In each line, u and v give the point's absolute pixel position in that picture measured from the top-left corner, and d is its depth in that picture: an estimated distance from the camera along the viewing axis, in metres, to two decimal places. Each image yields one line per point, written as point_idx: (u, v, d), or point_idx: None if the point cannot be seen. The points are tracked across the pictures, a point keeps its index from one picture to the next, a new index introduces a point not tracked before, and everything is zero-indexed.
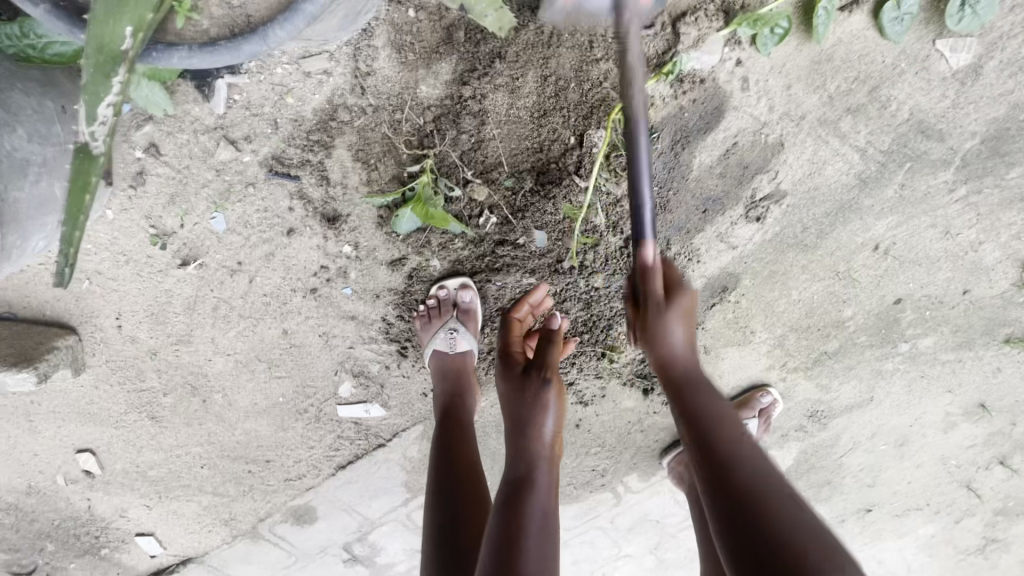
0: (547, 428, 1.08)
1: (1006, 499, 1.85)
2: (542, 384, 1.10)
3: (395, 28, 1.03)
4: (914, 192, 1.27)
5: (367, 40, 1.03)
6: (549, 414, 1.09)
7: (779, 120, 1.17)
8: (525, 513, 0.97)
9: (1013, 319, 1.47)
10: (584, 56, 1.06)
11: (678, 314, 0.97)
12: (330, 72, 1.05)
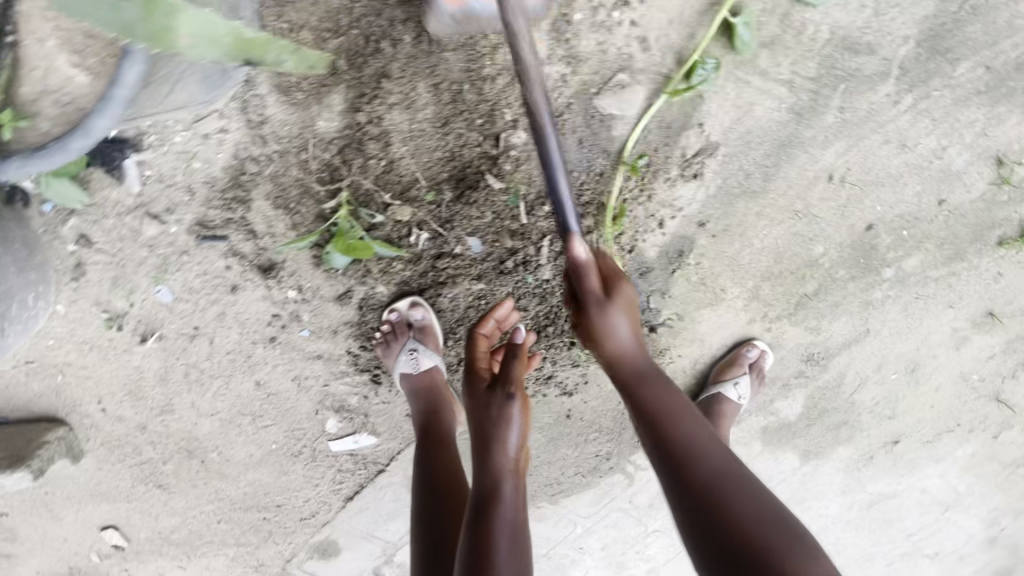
0: (513, 444, 1.08)
1: None
2: (507, 400, 1.10)
3: (276, 72, 1.01)
4: (856, 113, 1.19)
5: (253, 90, 1.03)
6: (513, 431, 1.08)
7: (692, 70, 1.11)
8: (499, 534, 0.97)
9: (1001, 219, 1.38)
10: (471, 55, 1.04)
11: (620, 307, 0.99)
12: (227, 129, 1.06)
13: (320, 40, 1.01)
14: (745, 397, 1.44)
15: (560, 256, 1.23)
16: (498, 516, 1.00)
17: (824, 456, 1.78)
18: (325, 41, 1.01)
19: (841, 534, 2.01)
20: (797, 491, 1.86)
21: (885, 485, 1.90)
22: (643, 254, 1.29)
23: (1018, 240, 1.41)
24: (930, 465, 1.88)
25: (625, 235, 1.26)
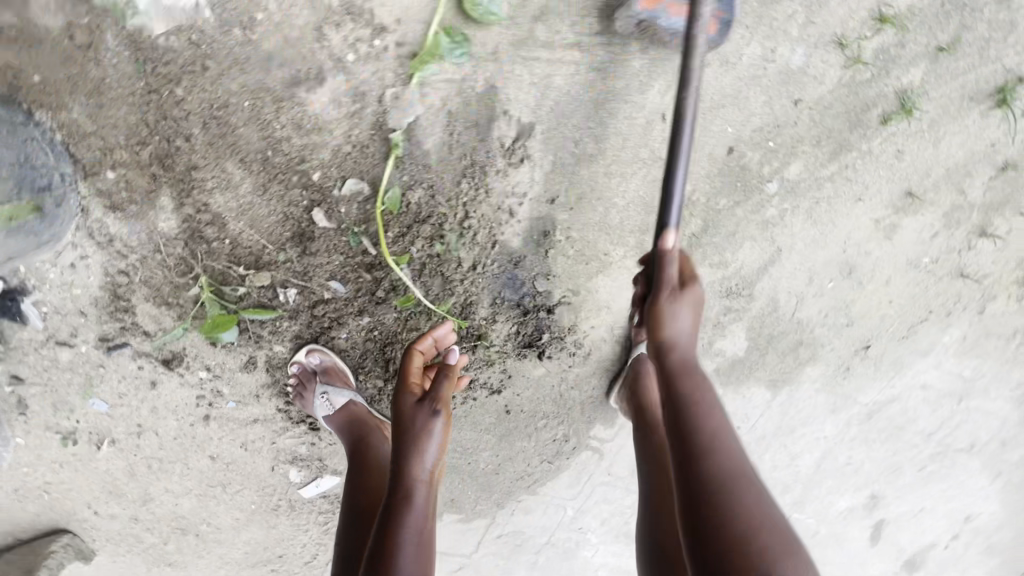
0: (427, 462, 1.09)
1: (1016, 266, 1.62)
2: (430, 418, 1.11)
3: (103, 194, 1.13)
4: (659, 49, 1.16)
5: (92, 216, 1.14)
6: (432, 447, 1.10)
7: (475, 66, 1.13)
8: (400, 548, 1.00)
9: (874, 97, 1.29)
10: (261, 123, 1.10)
11: (688, 301, 0.99)
12: (86, 255, 1.18)
13: (128, 154, 1.10)
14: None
15: (425, 273, 1.28)
16: (405, 526, 1.02)
17: (796, 379, 1.72)
18: (135, 155, 1.11)
19: (851, 450, 1.93)
20: (783, 420, 1.80)
21: (878, 391, 1.81)
22: (507, 245, 1.32)
23: (902, 113, 1.31)
24: (920, 359, 1.76)
25: (482, 234, 1.29)
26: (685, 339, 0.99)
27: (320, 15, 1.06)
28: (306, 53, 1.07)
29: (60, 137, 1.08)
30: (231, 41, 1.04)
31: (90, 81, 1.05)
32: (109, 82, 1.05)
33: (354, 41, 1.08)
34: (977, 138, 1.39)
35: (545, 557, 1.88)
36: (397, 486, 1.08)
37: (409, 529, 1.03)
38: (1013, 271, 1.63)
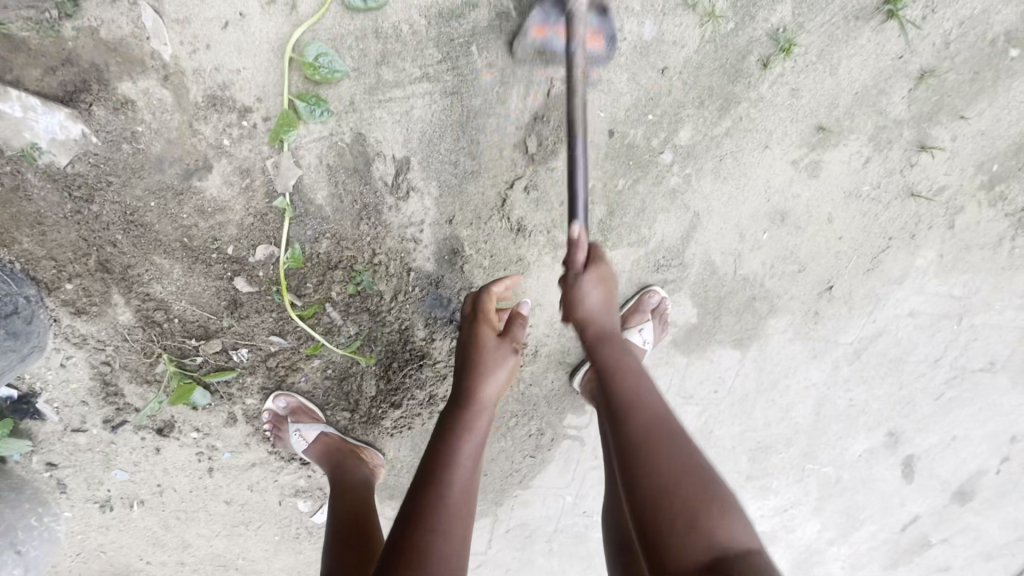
0: (494, 389, 1.18)
1: (971, 171, 1.51)
2: (507, 353, 1.22)
3: (66, 303, 1.32)
4: (505, 59, 1.21)
5: (63, 323, 1.34)
6: (500, 376, 1.19)
7: (339, 120, 1.22)
8: (457, 474, 1.04)
9: (745, 46, 1.27)
10: (172, 216, 1.25)
11: (593, 281, 1.13)
12: (70, 355, 1.38)
13: (75, 268, 1.28)
14: (650, 341, 1.51)
15: (351, 312, 1.39)
16: (462, 453, 1.07)
17: (763, 333, 1.69)
18: (80, 267, 1.28)
19: (849, 391, 1.85)
20: (764, 375, 1.77)
21: (860, 327, 1.73)
22: (423, 269, 1.40)
23: (781, 53, 1.27)
24: (896, 287, 1.67)
25: (395, 265, 1.38)
26: (597, 311, 1.13)
27: (189, 112, 1.18)
28: (189, 147, 1.20)
29: (19, 265, 1.26)
30: (123, 154, 1.18)
31: (27, 214, 1.22)
32: (42, 211, 1.22)
33: (226, 127, 1.20)
34: (876, 56, 1.33)
35: (559, 546, 1.93)
36: (468, 412, 1.14)
37: (470, 456, 1.08)
38: (971, 177, 1.52)
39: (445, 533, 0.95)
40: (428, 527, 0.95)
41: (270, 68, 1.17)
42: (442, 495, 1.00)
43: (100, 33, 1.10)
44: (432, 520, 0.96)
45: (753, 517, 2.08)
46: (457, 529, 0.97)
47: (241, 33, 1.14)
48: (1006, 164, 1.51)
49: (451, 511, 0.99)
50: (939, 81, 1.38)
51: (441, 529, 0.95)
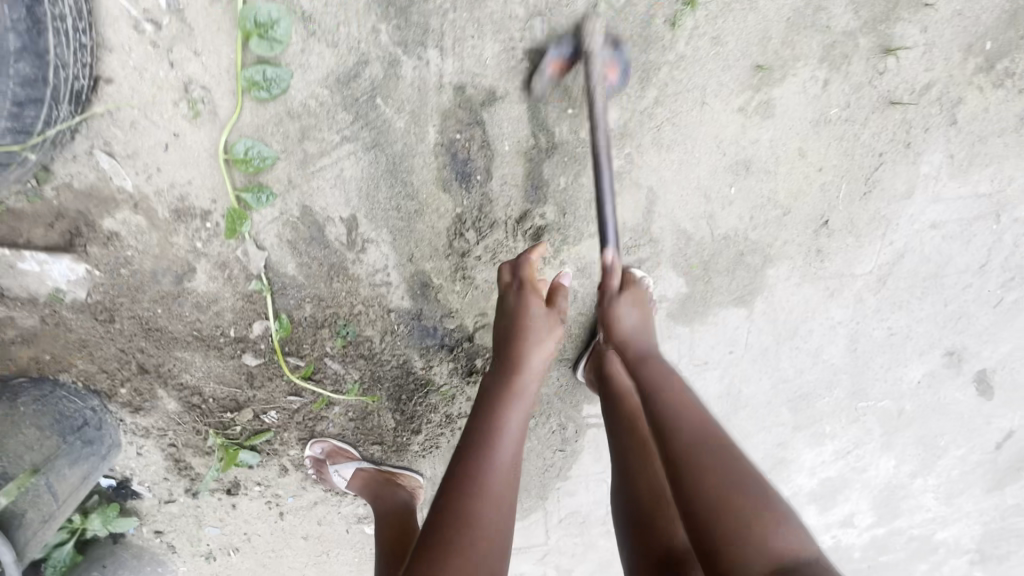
0: (531, 380, 1.20)
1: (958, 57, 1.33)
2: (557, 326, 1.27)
3: (125, 404, 1.56)
4: (411, 101, 1.24)
5: (128, 419, 1.58)
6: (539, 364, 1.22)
7: (284, 199, 1.33)
8: (503, 446, 1.07)
9: (646, 12, 1.21)
10: (178, 316, 1.44)
11: (629, 299, 1.30)
12: (140, 445, 1.63)
13: (122, 374, 1.52)
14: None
15: (350, 360, 1.52)
16: (502, 447, 1.07)
17: (765, 285, 1.61)
18: (125, 373, 1.51)
19: (885, 320, 1.71)
20: (780, 325, 1.68)
21: (876, 253, 1.59)
22: (402, 307, 1.49)
23: (686, 7, 1.21)
24: (907, 202, 1.51)
25: (374, 310, 1.48)
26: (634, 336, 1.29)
27: (160, 227, 1.34)
28: (172, 256, 1.37)
29: (81, 382, 1.52)
30: (124, 277, 1.38)
31: (74, 341, 1.46)
32: (83, 337, 1.45)
33: (195, 232, 1.35)
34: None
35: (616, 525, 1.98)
36: (508, 386, 1.17)
37: (514, 430, 1.11)
38: (961, 64, 1.33)
39: (491, 501, 0.99)
40: (474, 495, 0.98)
41: (213, 172, 1.30)
42: (487, 463, 1.03)
43: (72, 185, 1.28)
44: (479, 486, 1.00)
45: (814, 464, 1.99)
46: (502, 497, 1.00)
47: (180, 150, 1.28)
48: (1000, 38, 1.32)
49: (495, 479, 1.02)
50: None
51: (486, 496, 0.99)
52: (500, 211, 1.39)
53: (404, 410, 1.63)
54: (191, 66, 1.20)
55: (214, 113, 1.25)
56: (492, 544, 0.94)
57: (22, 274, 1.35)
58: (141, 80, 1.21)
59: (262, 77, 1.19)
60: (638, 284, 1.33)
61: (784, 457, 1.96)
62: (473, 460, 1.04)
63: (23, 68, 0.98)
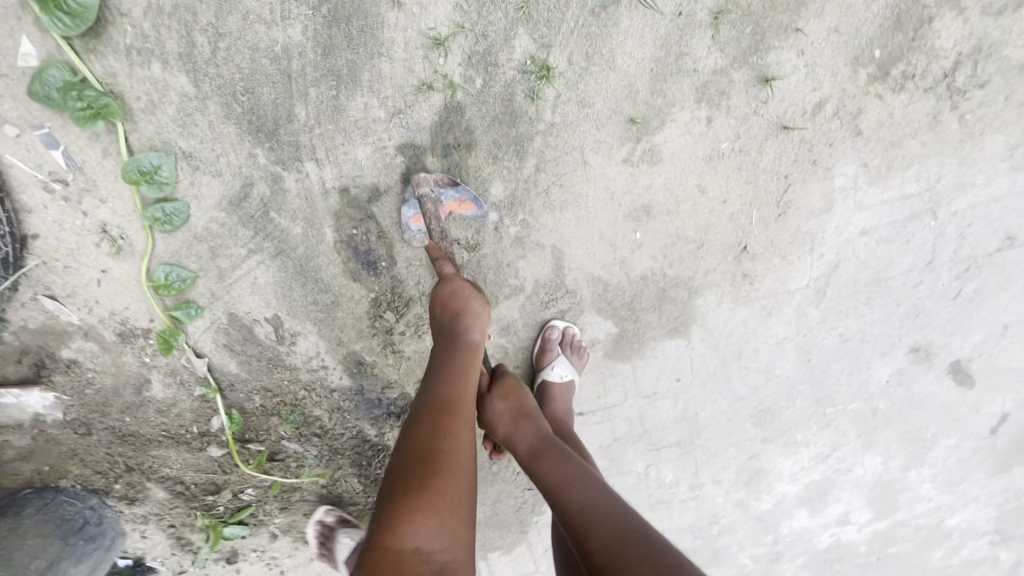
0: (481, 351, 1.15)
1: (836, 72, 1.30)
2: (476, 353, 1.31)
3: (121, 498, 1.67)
4: (301, 209, 1.31)
5: (126, 510, 1.69)
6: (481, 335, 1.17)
7: (212, 310, 1.44)
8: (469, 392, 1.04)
9: (505, 90, 1.22)
10: (147, 420, 1.58)
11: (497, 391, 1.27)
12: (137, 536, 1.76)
13: (112, 473, 1.63)
14: (568, 375, 1.48)
15: (305, 439, 1.62)
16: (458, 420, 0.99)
17: (697, 314, 1.58)
18: (113, 474, 1.63)
19: (835, 328, 1.65)
20: (723, 348, 1.65)
21: (808, 268, 1.54)
22: (343, 386, 1.57)
23: (542, 81, 1.21)
24: (827, 216, 1.46)
25: (317, 392, 1.57)
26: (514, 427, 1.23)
27: (111, 350, 1.48)
28: (127, 372, 1.51)
29: (79, 483, 1.63)
30: (91, 396, 1.53)
31: (65, 451, 1.59)
32: (73, 447, 1.59)
33: (141, 348, 1.48)
34: (652, 26, 1.21)
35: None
36: (460, 343, 1.14)
37: (478, 379, 1.08)
38: (852, 77, 1.31)
39: (465, 440, 0.95)
40: (445, 436, 0.94)
41: (142, 297, 1.41)
42: (456, 406, 1.00)
43: (28, 326, 1.42)
44: (451, 430, 0.95)
45: (795, 475, 1.92)
46: (472, 439, 0.97)
47: (111, 282, 1.39)
48: (887, 45, 1.30)
49: (463, 422, 0.98)
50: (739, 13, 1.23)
51: (458, 436, 0.95)
52: (412, 288, 1.44)
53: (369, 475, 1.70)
54: (101, 212, 1.31)
55: (130, 246, 1.35)
56: (468, 486, 0.90)
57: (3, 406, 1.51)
58: (63, 230, 1.33)
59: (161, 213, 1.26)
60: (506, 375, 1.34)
61: (762, 470, 1.90)
62: (444, 406, 0.99)
63: None
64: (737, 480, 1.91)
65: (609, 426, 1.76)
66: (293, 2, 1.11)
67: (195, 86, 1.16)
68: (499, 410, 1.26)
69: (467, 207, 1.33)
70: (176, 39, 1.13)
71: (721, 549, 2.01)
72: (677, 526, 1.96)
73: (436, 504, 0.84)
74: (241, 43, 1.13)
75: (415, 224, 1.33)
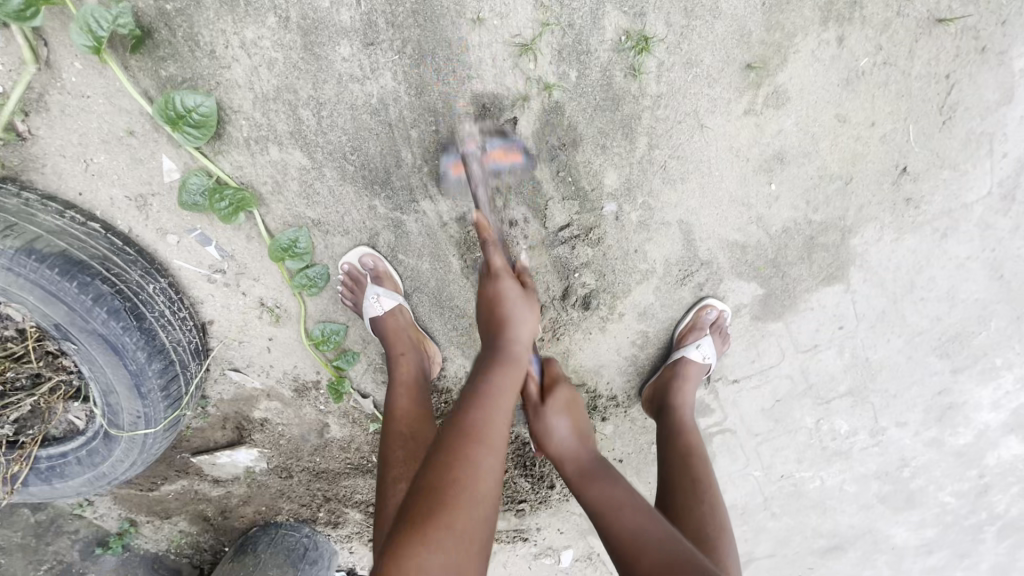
0: (524, 343, 1.12)
1: None
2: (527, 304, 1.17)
3: (326, 525, 1.86)
4: (426, 244, 1.34)
5: (332, 535, 1.88)
6: (523, 330, 1.14)
7: (370, 350, 1.56)
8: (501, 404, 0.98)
9: (603, 75, 1.15)
10: (334, 456, 1.74)
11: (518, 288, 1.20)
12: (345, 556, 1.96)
13: (315, 505, 1.82)
14: (710, 357, 1.40)
15: None
16: (484, 452, 0.87)
17: (855, 254, 1.41)
18: (316, 505, 1.82)
19: None
20: (891, 285, 1.46)
21: (988, 173, 1.31)
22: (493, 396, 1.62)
23: (643, 53, 1.13)
24: (1007, 107, 1.23)
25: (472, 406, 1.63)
26: (572, 450, 1.20)
27: (291, 403, 1.64)
28: (309, 418, 1.67)
29: (292, 517, 1.84)
30: (285, 444, 1.71)
31: (275, 492, 1.80)
32: (280, 488, 1.79)
33: (315, 398, 1.63)
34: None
35: (781, 512, 1.82)
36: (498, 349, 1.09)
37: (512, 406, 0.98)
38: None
39: (486, 462, 0.86)
40: (463, 458, 0.85)
41: (307, 353, 1.54)
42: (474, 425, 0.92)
43: (224, 397, 1.62)
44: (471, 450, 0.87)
45: (1005, 406, 1.66)
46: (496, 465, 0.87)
47: (279, 346, 1.52)
48: None
49: (488, 447, 0.88)
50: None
51: (477, 459, 0.86)
52: (544, 293, 1.40)
53: (531, 470, 1.72)
54: (256, 288, 1.42)
55: (287, 310, 1.46)
56: (484, 511, 0.80)
57: (221, 465, 1.74)
58: (232, 312, 1.45)
59: (307, 278, 1.31)
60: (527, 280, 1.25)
61: (960, 406, 1.66)
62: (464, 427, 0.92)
63: (157, 365, 1.26)
64: (926, 418, 1.66)
65: (769, 387, 1.62)
66: (380, 51, 1.11)
67: (310, 158, 1.21)
68: (556, 427, 1.24)
69: (515, 156, 1.22)
70: (285, 119, 1.17)
71: (917, 491, 1.78)
72: (861, 475, 1.76)
73: (441, 525, 0.75)
74: (341, 105, 1.16)
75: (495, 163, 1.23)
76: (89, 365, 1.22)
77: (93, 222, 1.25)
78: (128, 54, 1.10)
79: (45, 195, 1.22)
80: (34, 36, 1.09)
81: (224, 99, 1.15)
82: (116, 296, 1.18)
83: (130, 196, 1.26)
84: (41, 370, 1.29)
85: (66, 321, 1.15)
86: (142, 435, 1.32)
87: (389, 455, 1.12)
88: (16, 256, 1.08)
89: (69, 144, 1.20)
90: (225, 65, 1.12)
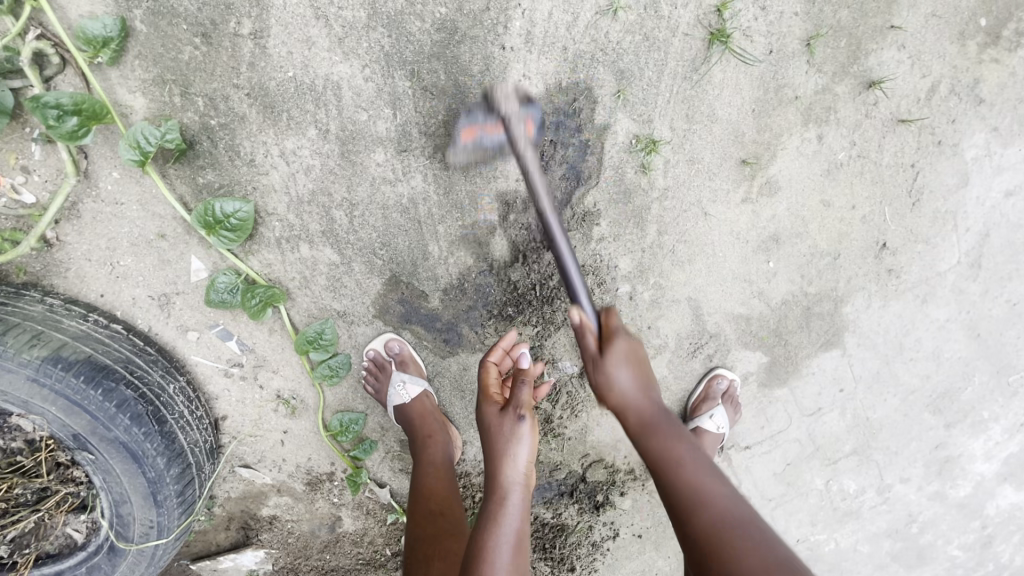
0: (488, 377, 1.18)
1: (932, 54, 1.29)
2: (515, 424, 1.05)
3: None
4: (448, 330, 1.36)
5: None
6: (487, 374, 1.18)
7: (386, 437, 1.53)
8: (513, 456, 1.04)
9: (616, 172, 1.27)
10: (343, 552, 1.63)
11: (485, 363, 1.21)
12: None
13: None
14: (724, 427, 1.43)
15: None
16: (497, 526, 0.97)
17: (847, 321, 1.51)
18: None
19: (1000, 294, 1.53)
20: (882, 348, 1.56)
21: (956, 244, 1.45)
22: None
23: (650, 155, 1.25)
24: (965, 189, 1.40)
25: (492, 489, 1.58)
26: (634, 399, 1.03)
27: (300, 497, 1.56)
28: (318, 512, 1.58)
29: None
30: (291, 542, 1.61)
31: None
32: None
33: (328, 490, 1.56)
34: (747, 72, 1.24)
35: None
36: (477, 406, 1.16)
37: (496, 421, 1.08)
38: (961, 52, 1.30)
39: (511, 515, 0.99)
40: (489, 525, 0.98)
41: (322, 445, 1.50)
42: (506, 483, 1.03)
43: (231, 496, 1.53)
44: (498, 506, 1.01)
45: (998, 457, 1.72)
46: (520, 506, 1.02)
47: (293, 439, 1.47)
48: (991, 12, 1.29)
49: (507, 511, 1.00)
50: (829, 32, 1.25)
51: (493, 553, 0.93)
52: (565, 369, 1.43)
53: (550, 556, 1.63)
54: (274, 381, 1.40)
55: (304, 403, 1.43)
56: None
57: (222, 571, 1.61)
58: (246, 406, 1.42)
59: (331, 367, 1.30)
60: (503, 346, 1.24)
61: (960, 460, 1.71)
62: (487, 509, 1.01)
63: (175, 470, 1.21)
64: (928, 473, 1.71)
65: (779, 451, 1.65)
66: (412, 157, 1.20)
67: (339, 254, 1.25)
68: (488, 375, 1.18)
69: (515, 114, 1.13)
70: (317, 219, 1.22)
71: (927, 546, 1.79)
72: (873, 534, 1.76)
73: None
74: (373, 206, 1.22)
75: (388, 299, 1.31)
76: (103, 476, 1.16)
77: (115, 324, 1.24)
78: (168, 164, 1.14)
79: (68, 299, 1.21)
80: (77, 150, 1.13)
81: (259, 202, 1.20)
82: (139, 401, 1.16)
83: (153, 295, 1.26)
84: (50, 484, 1.22)
85: (87, 431, 1.11)
86: (153, 548, 1.24)
87: (422, 531, 1.12)
88: (43, 366, 1.06)
89: (96, 248, 1.21)
90: (263, 171, 1.17)
